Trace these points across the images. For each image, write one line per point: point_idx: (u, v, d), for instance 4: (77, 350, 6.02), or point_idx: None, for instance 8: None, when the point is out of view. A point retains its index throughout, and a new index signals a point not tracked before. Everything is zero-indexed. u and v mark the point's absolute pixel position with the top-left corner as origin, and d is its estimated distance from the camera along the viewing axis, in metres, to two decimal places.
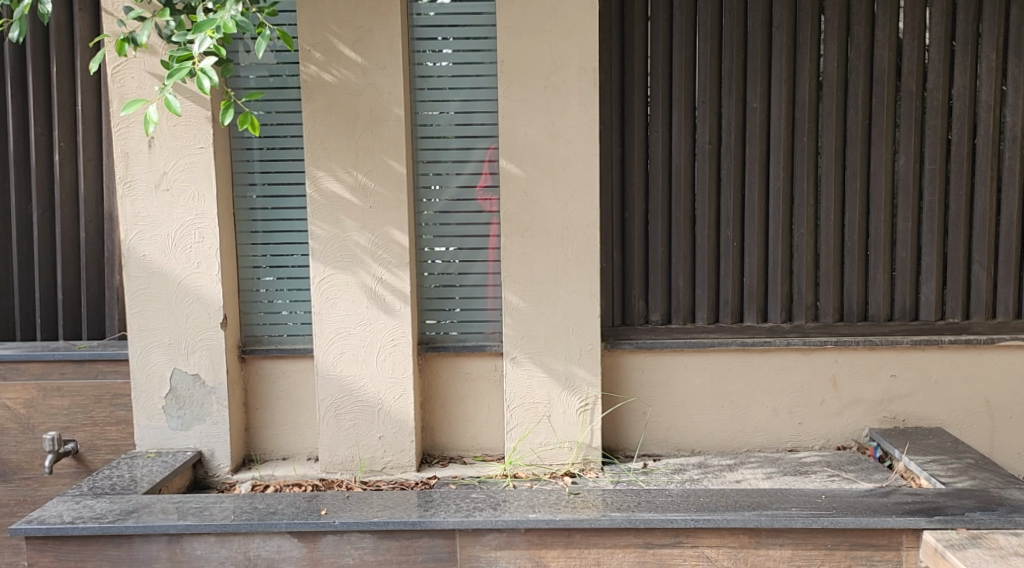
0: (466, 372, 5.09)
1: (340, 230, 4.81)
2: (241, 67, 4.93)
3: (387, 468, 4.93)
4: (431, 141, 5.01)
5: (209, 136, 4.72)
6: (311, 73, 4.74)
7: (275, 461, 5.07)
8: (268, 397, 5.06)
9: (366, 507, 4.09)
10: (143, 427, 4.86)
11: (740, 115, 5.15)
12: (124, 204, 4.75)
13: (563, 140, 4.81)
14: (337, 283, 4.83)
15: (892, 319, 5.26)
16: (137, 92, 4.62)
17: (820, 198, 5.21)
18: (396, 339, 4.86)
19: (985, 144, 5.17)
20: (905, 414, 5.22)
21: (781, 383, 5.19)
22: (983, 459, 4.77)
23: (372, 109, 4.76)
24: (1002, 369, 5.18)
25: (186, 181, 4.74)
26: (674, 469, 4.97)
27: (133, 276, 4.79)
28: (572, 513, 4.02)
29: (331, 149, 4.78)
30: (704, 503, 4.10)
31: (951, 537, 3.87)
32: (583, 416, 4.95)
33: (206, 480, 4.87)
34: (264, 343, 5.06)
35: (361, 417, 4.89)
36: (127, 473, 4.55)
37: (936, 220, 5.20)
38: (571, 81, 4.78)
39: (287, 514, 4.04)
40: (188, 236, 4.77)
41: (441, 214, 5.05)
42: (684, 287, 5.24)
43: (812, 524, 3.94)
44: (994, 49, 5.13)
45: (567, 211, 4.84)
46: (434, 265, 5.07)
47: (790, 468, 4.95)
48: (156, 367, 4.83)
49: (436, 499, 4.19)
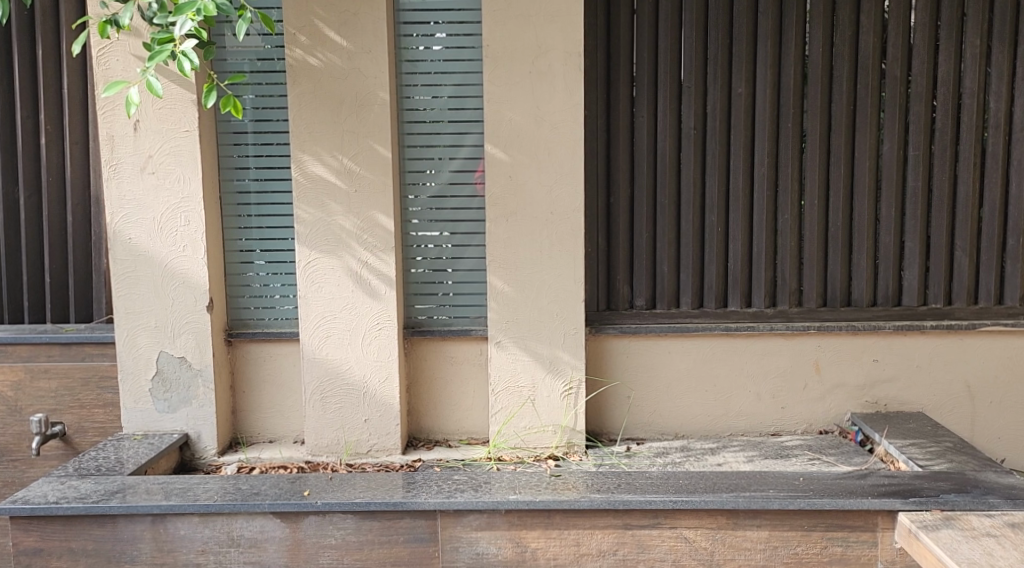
0: (452, 356, 5.13)
1: (326, 213, 4.83)
2: (227, 51, 4.95)
3: (372, 451, 4.97)
4: (423, 126, 5.03)
5: (194, 119, 4.74)
6: (297, 57, 4.76)
7: (262, 444, 5.11)
8: (254, 380, 5.10)
9: (348, 488, 4.13)
10: (129, 410, 4.89)
11: (725, 101, 5.18)
12: (110, 187, 4.77)
13: (548, 125, 4.84)
14: (323, 267, 4.86)
15: (875, 305, 5.31)
16: (121, 75, 4.63)
17: (805, 182, 5.24)
18: (381, 323, 4.90)
19: (968, 130, 5.21)
20: (887, 398, 5.28)
21: (765, 367, 5.25)
22: (962, 443, 4.83)
23: (358, 93, 4.78)
24: (982, 354, 5.24)
25: (171, 165, 4.76)
26: (657, 452, 5.02)
27: (120, 259, 4.82)
28: (552, 494, 4.07)
29: (316, 133, 4.80)
30: (683, 485, 4.15)
31: (925, 519, 3.93)
32: (567, 399, 4.99)
33: (192, 463, 4.91)
34: (251, 326, 5.10)
35: (346, 400, 4.94)
36: (113, 455, 4.58)
37: (919, 205, 5.24)
38: (555, 65, 4.80)
39: (270, 495, 4.08)
40: (174, 219, 4.79)
41: (434, 200, 5.08)
42: (668, 273, 5.28)
43: (788, 506, 3.99)
44: (978, 35, 5.15)
45: (551, 196, 4.87)
46: (425, 250, 5.10)
47: (772, 452, 5.01)
48: (143, 350, 4.87)
49: (419, 481, 4.23)
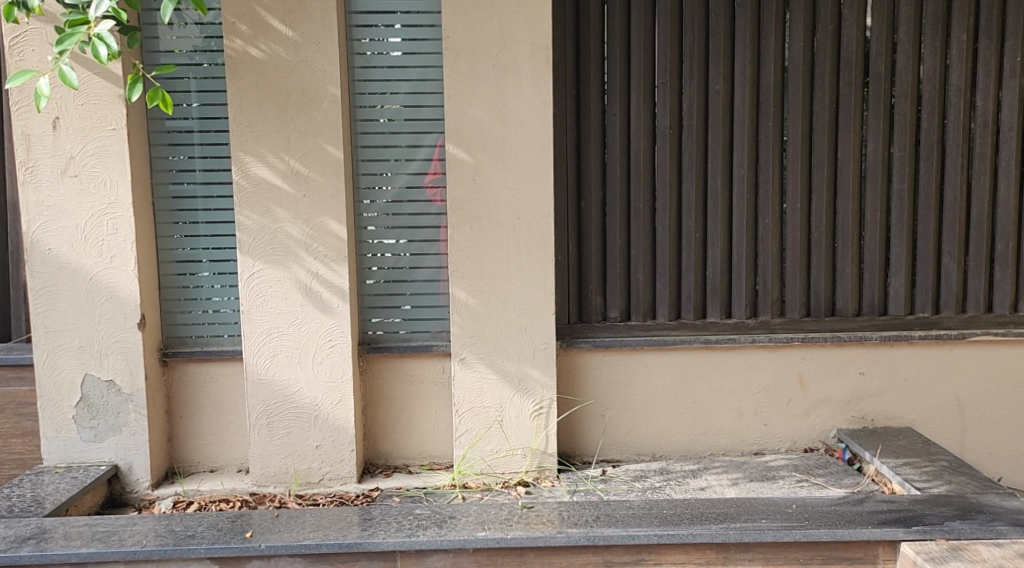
0: (412, 374, 4.72)
1: (272, 220, 4.41)
2: (160, 41, 4.51)
3: (324, 480, 4.54)
4: (379, 125, 4.63)
5: (122, 116, 4.29)
6: (236, 48, 4.33)
7: (202, 474, 4.66)
8: (193, 404, 4.65)
9: (297, 528, 3.70)
10: (50, 440, 4.41)
11: (701, 97, 4.85)
12: (27, 192, 4.31)
13: (514, 123, 4.46)
14: (268, 279, 4.44)
15: (861, 314, 5.00)
16: (38, 66, 4.17)
17: (786, 185, 4.93)
18: (334, 340, 4.48)
19: (955, 130, 4.92)
20: (873, 413, 4.98)
21: (746, 382, 4.92)
22: (957, 462, 4.53)
23: (305, 88, 4.36)
24: (973, 365, 4.95)
25: (96, 167, 4.31)
26: (635, 476, 4.65)
27: (37, 272, 4.35)
28: (524, 530, 3.68)
29: (260, 132, 4.37)
30: (668, 516, 3.79)
31: (931, 549, 3.57)
32: (538, 420, 4.61)
33: (123, 497, 4.44)
34: (189, 344, 4.65)
35: (296, 425, 4.51)
36: (30, 492, 4.11)
37: (906, 208, 4.94)
38: (522, 59, 4.43)
39: (208, 537, 3.64)
40: (100, 228, 4.34)
41: (391, 205, 4.67)
42: (643, 282, 4.92)
43: (783, 538, 3.64)
44: (965, 30, 4.86)
45: (517, 200, 4.49)
46: (382, 259, 4.69)
47: (756, 473, 4.67)
48: (66, 373, 4.40)
49: (377, 517, 3.81)
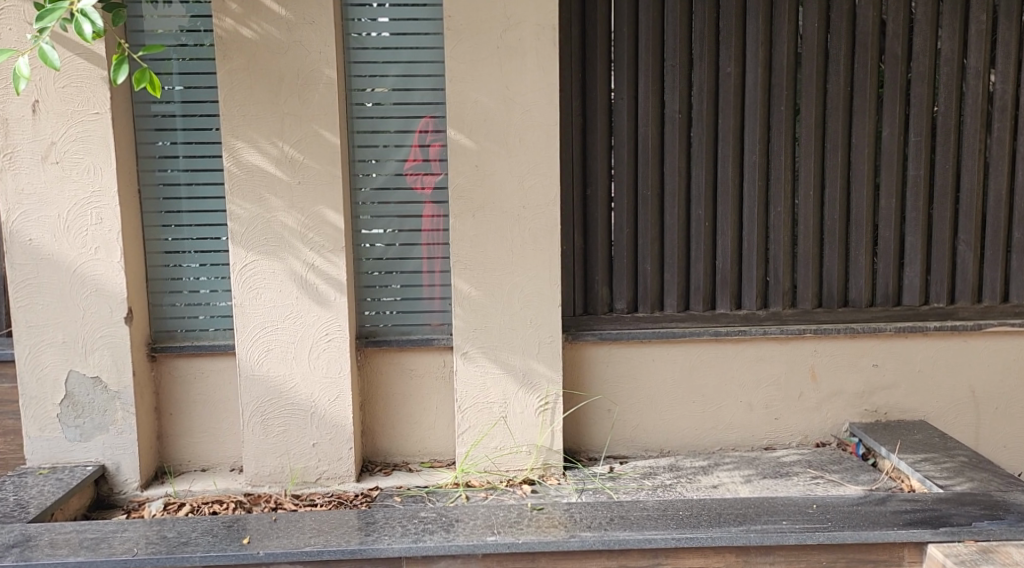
0: (411, 369, 4.54)
1: (265, 209, 4.21)
2: (145, 20, 4.29)
3: (322, 479, 4.36)
4: (370, 109, 4.42)
5: (106, 99, 4.07)
6: (226, 28, 4.12)
7: (193, 474, 4.47)
8: (183, 401, 4.45)
9: (296, 534, 3.52)
10: (34, 440, 4.22)
11: (712, 80, 4.66)
12: (5, 179, 4.09)
13: (519, 107, 4.27)
14: (261, 271, 4.24)
15: (874, 305, 4.84)
16: (17, 46, 3.95)
17: (798, 171, 4.75)
18: (330, 335, 4.29)
19: (973, 113, 4.74)
20: (887, 406, 4.83)
21: (757, 375, 4.76)
22: (976, 457, 4.38)
23: (300, 70, 4.16)
24: (989, 357, 4.80)
25: (78, 154, 4.09)
26: (644, 473, 4.49)
27: (19, 264, 4.14)
28: (536, 534, 3.50)
29: (253, 117, 4.17)
30: (685, 518, 3.62)
31: (960, 552, 3.43)
32: (543, 415, 4.44)
33: (111, 498, 4.25)
34: (177, 338, 4.46)
35: (291, 423, 4.32)
36: (13, 496, 3.91)
37: (922, 194, 4.77)
38: (526, 39, 4.23)
39: (202, 544, 3.46)
40: (84, 217, 4.13)
41: (382, 192, 4.47)
42: (651, 271, 4.75)
43: (806, 541, 3.48)
44: (983, 10, 4.68)
45: (522, 187, 4.31)
46: (375, 249, 4.50)
47: (769, 470, 4.52)
48: (50, 370, 4.20)
49: (379, 520, 3.63)
